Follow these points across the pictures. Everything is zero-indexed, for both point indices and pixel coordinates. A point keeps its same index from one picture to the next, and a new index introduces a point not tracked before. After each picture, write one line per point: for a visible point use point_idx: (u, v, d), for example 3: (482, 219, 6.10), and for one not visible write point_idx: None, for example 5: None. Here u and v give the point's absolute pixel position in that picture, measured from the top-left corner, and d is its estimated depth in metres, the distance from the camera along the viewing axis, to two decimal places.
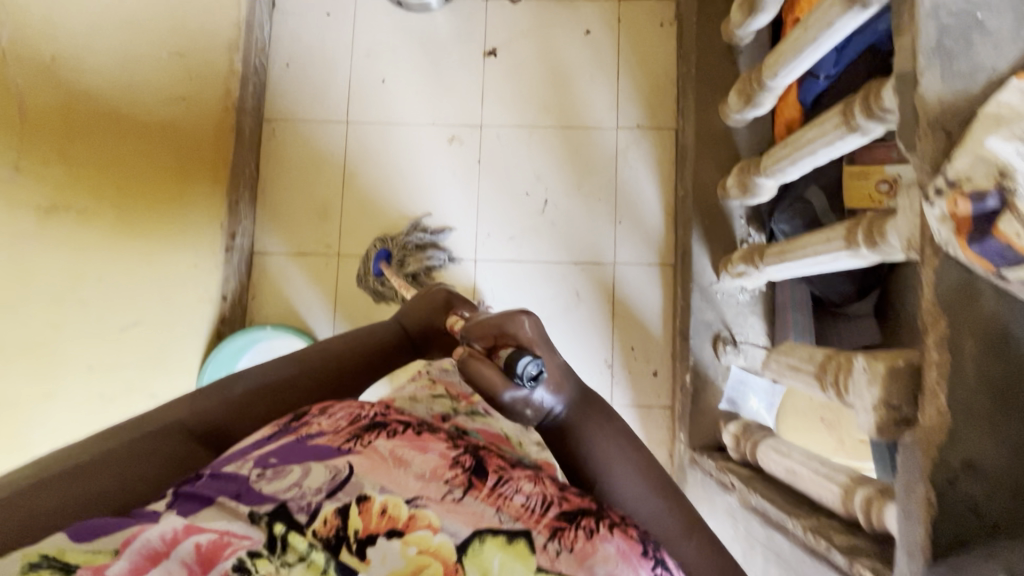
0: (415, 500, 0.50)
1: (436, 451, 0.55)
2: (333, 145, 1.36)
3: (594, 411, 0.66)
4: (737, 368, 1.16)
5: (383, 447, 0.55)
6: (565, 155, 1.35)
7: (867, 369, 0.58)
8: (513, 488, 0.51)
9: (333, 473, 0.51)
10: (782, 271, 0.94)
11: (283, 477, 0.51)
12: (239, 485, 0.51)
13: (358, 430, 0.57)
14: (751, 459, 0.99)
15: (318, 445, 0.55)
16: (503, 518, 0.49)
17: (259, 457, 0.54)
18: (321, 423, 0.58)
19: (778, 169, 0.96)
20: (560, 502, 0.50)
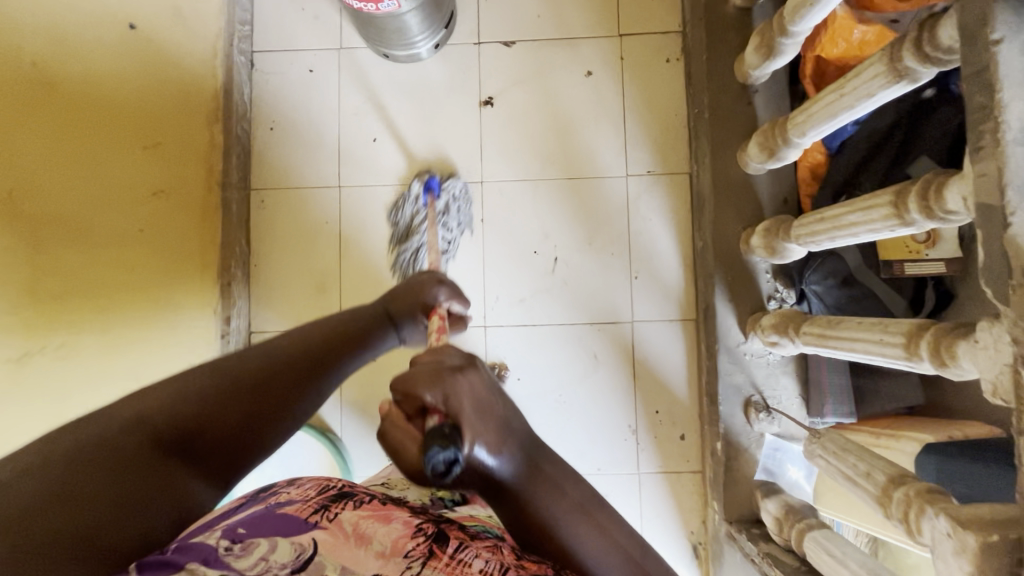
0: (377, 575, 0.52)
1: (398, 523, 0.58)
2: (327, 212, 1.28)
3: (544, 474, 0.54)
4: (772, 437, 1.10)
5: (347, 522, 0.57)
6: (573, 209, 1.26)
7: (952, 534, 0.51)
8: (471, 554, 0.55)
9: (299, 551, 0.52)
10: (820, 351, 0.88)
11: (249, 553, 0.50)
12: (206, 553, 0.49)
13: (326, 500, 0.59)
14: (797, 550, 0.92)
15: (285, 516, 0.55)
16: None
17: (223, 527, 0.53)
18: (288, 494, 0.60)
19: (809, 239, 0.89)
20: (517, 566, 0.53)
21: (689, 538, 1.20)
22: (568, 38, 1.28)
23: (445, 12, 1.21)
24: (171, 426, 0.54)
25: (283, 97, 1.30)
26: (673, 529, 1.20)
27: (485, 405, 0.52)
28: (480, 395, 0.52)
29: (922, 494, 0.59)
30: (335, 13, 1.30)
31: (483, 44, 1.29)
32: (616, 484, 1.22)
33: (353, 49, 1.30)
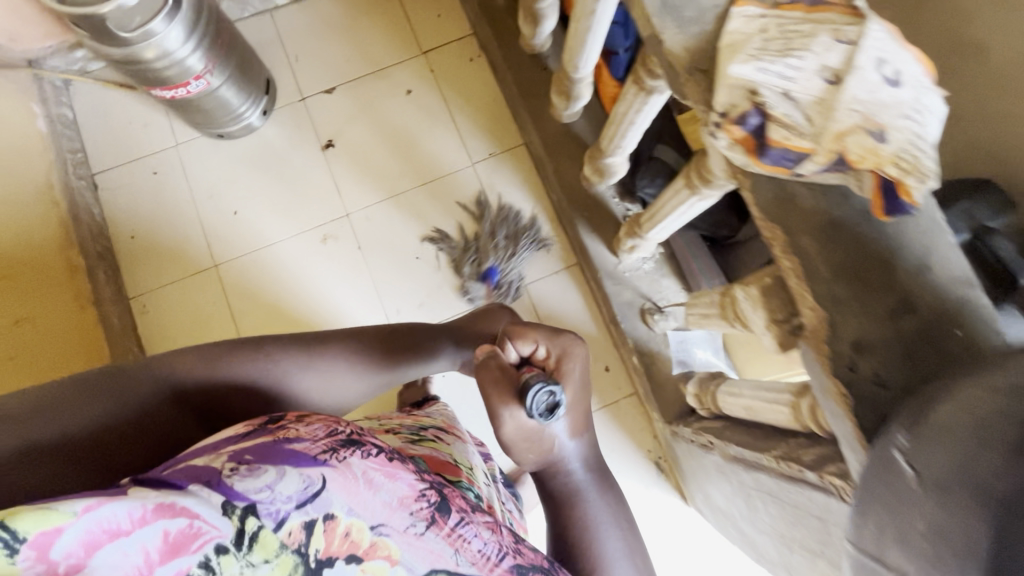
0: (380, 527, 0.47)
1: (409, 480, 0.50)
2: (212, 292, 1.31)
3: (602, 486, 0.72)
4: (674, 332, 1.18)
5: (359, 467, 0.48)
6: (438, 207, 1.36)
7: (744, 295, 0.61)
8: (473, 531, 0.51)
9: (307, 484, 0.44)
10: (661, 232, 0.99)
11: (256, 476, 0.42)
12: (210, 472, 0.42)
13: (338, 441, 0.48)
14: (718, 411, 0.99)
15: (295, 452, 0.46)
16: (460, 561, 0.49)
17: (233, 451, 0.45)
18: (298, 429, 0.49)
19: (615, 146, 1.02)
20: (516, 556, 0.53)
21: (649, 457, 1.25)
22: (380, 69, 1.42)
23: (261, 80, 1.31)
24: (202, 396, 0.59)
25: (136, 205, 1.34)
26: (633, 454, 1.25)
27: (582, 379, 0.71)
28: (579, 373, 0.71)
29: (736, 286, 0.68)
30: (165, 117, 1.38)
31: (308, 98, 1.40)
32: None
33: (190, 141, 1.37)
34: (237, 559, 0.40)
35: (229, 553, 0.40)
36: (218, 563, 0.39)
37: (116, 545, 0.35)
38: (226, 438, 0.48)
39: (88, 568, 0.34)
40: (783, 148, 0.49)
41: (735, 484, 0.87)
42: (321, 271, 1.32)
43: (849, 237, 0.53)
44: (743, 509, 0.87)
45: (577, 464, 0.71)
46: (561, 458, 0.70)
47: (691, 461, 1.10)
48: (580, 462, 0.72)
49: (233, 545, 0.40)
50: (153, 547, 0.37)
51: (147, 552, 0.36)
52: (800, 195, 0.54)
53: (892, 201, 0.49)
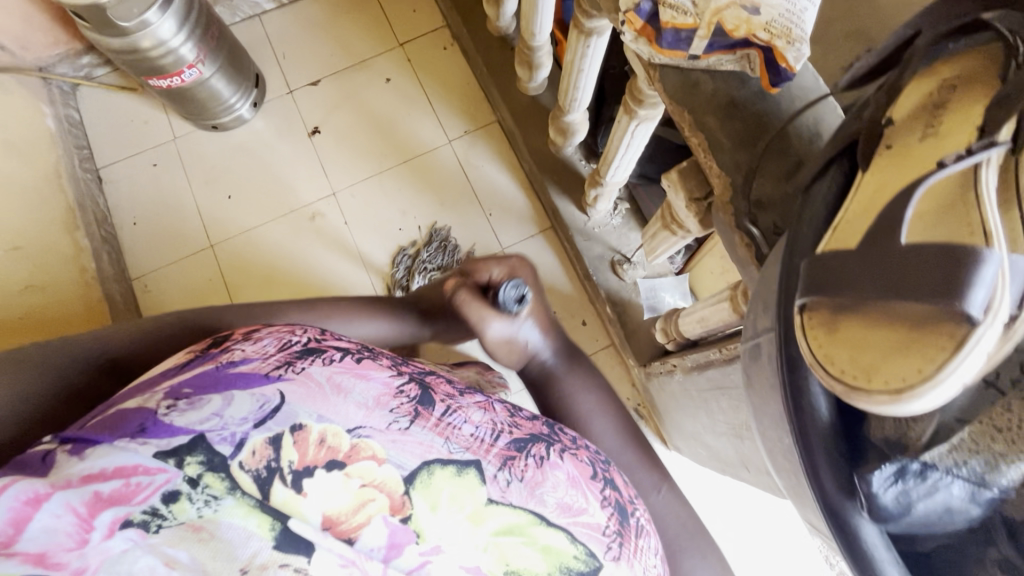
0: (358, 430, 0.48)
1: (380, 379, 0.54)
2: (208, 271, 1.39)
3: (582, 372, 0.77)
4: (643, 280, 1.25)
5: (320, 375, 0.51)
6: (419, 182, 1.44)
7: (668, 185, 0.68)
8: (461, 419, 0.55)
9: (263, 403, 0.46)
10: (619, 173, 1.07)
11: (200, 407, 0.44)
12: (144, 416, 0.42)
13: (291, 356, 0.51)
14: (682, 338, 1.04)
15: (242, 374, 0.48)
16: (453, 448, 0.51)
17: (170, 388, 0.46)
18: (244, 349, 0.51)
19: (572, 100, 1.10)
20: (511, 432, 0.57)
21: (629, 404, 1.29)
22: (361, 61, 1.53)
23: (250, 74, 1.42)
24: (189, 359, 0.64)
25: (137, 195, 1.44)
26: None
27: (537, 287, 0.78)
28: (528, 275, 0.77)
29: None
30: (163, 114, 1.49)
31: (295, 90, 1.51)
32: None
33: (187, 134, 1.48)
34: (193, 500, 0.39)
35: (181, 497, 0.39)
36: (170, 509, 0.38)
37: (44, 511, 0.34)
38: (162, 374, 0.49)
39: (21, 542, 0.33)
40: (674, 29, 0.57)
41: (695, 395, 0.92)
42: (310, 246, 1.40)
43: (746, 113, 0.60)
44: (705, 419, 0.92)
45: (547, 353, 0.76)
46: (533, 352, 0.76)
47: (664, 396, 1.14)
48: (551, 351, 0.76)
49: (185, 488, 0.39)
50: (81, 502, 0.35)
51: (75, 508, 0.35)
52: (703, 81, 0.62)
53: (774, 70, 0.56)
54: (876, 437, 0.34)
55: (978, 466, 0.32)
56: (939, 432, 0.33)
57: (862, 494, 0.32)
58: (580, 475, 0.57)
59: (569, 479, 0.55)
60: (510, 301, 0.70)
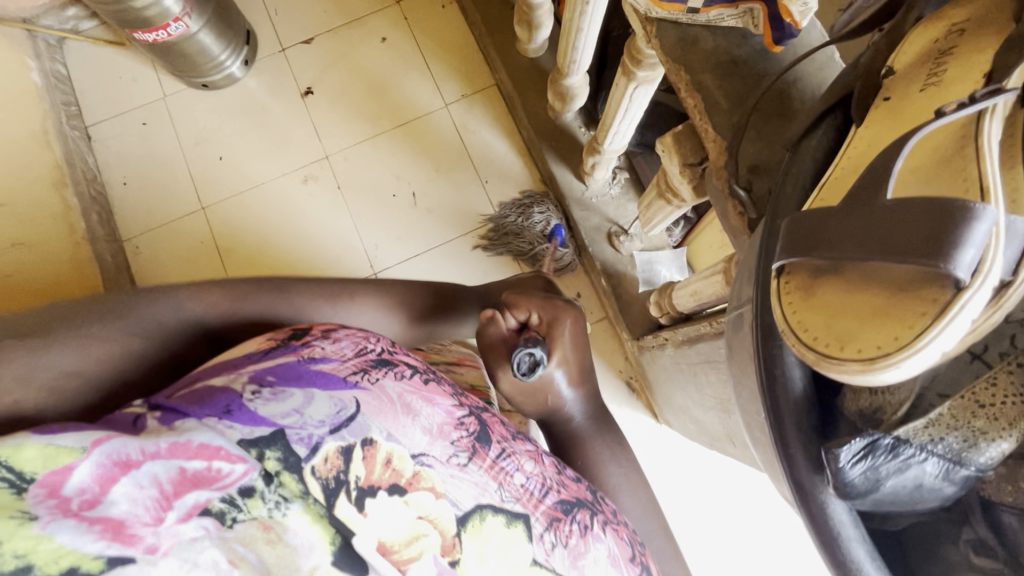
0: (421, 458, 0.48)
1: (444, 407, 0.53)
2: (199, 233, 1.37)
3: (608, 434, 0.74)
4: (639, 252, 1.22)
5: (392, 390, 0.50)
6: (414, 147, 1.40)
7: (661, 149, 0.64)
8: (513, 464, 0.54)
9: (341, 409, 0.46)
10: (618, 139, 1.03)
11: (282, 400, 0.44)
12: (228, 398, 0.43)
13: (367, 364, 0.51)
14: (675, 311, 1.03)
15: (322, 374, 0.48)
16: (505, 497, 0.51)
17: (254, 371, 0.46)
18: (324, 347, 0.51)
19: (570, 62, 1.06)
20: (559, 492, 0.56)
21: (620, 377, 1.29)
22: (355, 19, 1.47)
23: (239, 30, 1.37)
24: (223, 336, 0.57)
25: (128, 154, 1.41)
26: (605, 375, 1.29)
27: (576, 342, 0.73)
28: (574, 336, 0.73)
29: None
30: (152, 71, 1.45)
31: (287, 48, 1.46)
32: None
33: (177, 92, 1.44)
34: (265, 499, 0.40)
35: (254, 494, 0.39)
36: (245, 503, 0.39)
37: (131, 478, 0.35)
38: (245, 356, 0.49)
39: (103, 504, 0.34)
40: None
41: (685, 369, 0.90)
42: (302, 210, 1.38)
43: (746, 72, 0.57)
44: (694, 393, 0.90)
45: (579, 410, 0.74)
46: (559, 408, 0.73)
47: (656, 369, 1.13)
48: (583, 412, 0.74)
49: (260, 484, 0.40)
50: (167, 477, 0.37)
51: (161, 482, 0.36)
52: (702, 37, 0.58)
53: (777, 26, 0.53)
54: (851, 411, 0.35)
55: (956, 442, 0.31)
56: (917, 407, 0.34)
57: (830, 471, 0.31)
58: (621, 554, 0.55)
59: (609, 555, 0.54)
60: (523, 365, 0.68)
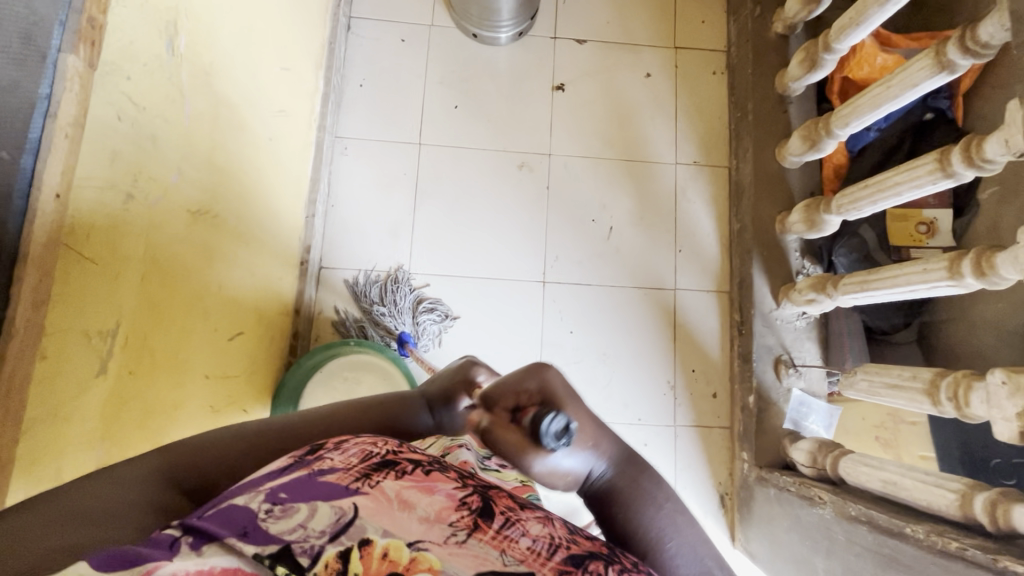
0: (418, 543, 0.42)
1: (444, 491, 0.47)
2: (405, 165, 1.38)
3: (637, 472, 0.61)
4: (799, 391, 1.24)
5: (391, 489, 0.46)
6: (630, 187, 1.41)
7: (1006, 380, 0.66)
8: (519, 530, 0.45)
9: (338, 515, 0.42)
10: (864, 299, 1.04)
11: (291, 515, 0.42)
12: (246, 516, 0.41)
13: (370, 467, 0.47)
14: (832, 474, 1.04)
15: (328, 484, 0.45)
16: (508, 561, 0.41)
17: (270, 489, 0.44)
18: (333, 457, 0.48)
19: (854, 207, 1.05)
20: (569, 547, 0.45)
21: (716, 488, 1.30)
22: (632, 45, 1.48)
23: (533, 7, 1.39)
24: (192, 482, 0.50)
25: (372, 60, 1.42)
26: (703, 480, 1.31)
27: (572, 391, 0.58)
28: (560, 383, 0.58)
29: (968, 375, 0.74)
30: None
31: (559, 40, 1.47)
32: (655, 434, 1.32)
33: (444, 28, 1.45)
34: None
35: None
36: None
37: None
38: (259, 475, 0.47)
39: None
40: None
41: (842, 541, 0.92)
42: (506, 192, 1.39)
43: None
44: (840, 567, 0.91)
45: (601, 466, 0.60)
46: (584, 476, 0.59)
47: (772, 507, 1.14)
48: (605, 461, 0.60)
49: None
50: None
51: None
52: None
53: None
54: None
55: None
56: None
57: None
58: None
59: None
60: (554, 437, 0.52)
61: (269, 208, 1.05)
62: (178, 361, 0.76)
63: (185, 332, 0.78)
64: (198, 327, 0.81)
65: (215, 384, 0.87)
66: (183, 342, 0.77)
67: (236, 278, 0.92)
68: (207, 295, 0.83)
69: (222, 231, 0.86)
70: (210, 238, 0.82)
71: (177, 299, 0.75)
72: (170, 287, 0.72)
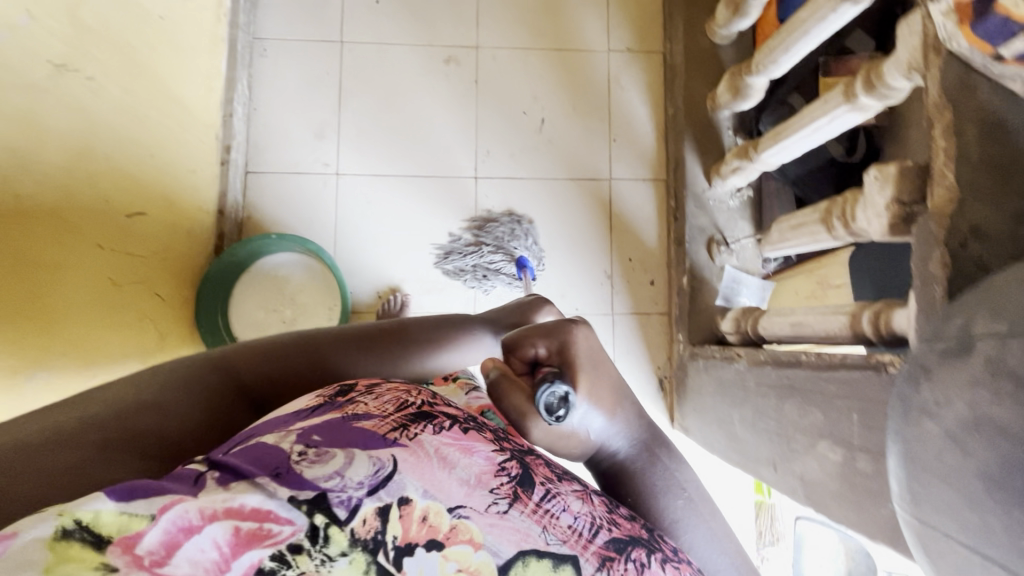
0: (459, 510, 0.46)
1: (483, 454, 0.50)
2: (328, 64, 1.34)
3: (658, 454, 0.65)
4: (731, 268, 1.23)
5: (430, 445, 0.49)
6: (561, 78, 1.37)
7: (877, 175, 0.64)
8: (560, 506, 0.50)
9: (377, 468, 0.45)
10: (780, 155, 1.02)
11: (325, 463, 0.44)
12: (278, 459, 0.43)
13: (405, 419, 0.51)
14: (752, 334, 1.04)
15: (365, 433, 0.48)
16: (551, 541, 0.47)
17: (301, 430, 0.47)
18: (368, 403, 0.52)
19: (770, 62, 1.03)
20: (610, 529, 0.51)
21: (655, 372, 1.31)
22: None
23: None
24: (260, 383, 0.60)
25: None
26: (642, 365, 1.32)
27: (596, 359, 0.63)
28: (596, 350, 0.63)
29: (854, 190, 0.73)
30: None
31: None
32: (593, 323, 1.32)
33: None
34: (312, 555, 0.40)
35: (303, 550, 0.40)
36: (293, 561, 0.39)
37: (193, 542, 0.37)
38: (288, 416, 0.50)
39: (169, 566, 0.36)
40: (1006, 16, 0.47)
41: (751, 386, 0.92)
42: (433, 88, 1.35)
43: (1012, 141, 0.56)
44: (750, 411, 0.92)
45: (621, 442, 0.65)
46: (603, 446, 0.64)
47: (701, 378, 1.15)
48: (626, 439, 0.65)
49: (309, 543, 0.40)
50: (225, 540, 0.38)
51: (218, 545, 0.37)
52: (982, 89, 0.57)
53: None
54: None
55: None
56: None
57: None
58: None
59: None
60: (551, 408, 0.57)
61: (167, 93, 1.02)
62: (56, 217, 0.76)
63: (62, 190, 0.77)
64: (79, 190, 0.80)
65: (118, 254, 0.88)
66: (58, 200, 0.76)
67: (129, 150, 0.90)
68: (86, 157, 0.81)
69: (100, 97, 0.84)
70: (83, 99, 0.80)
71: (40, 151, 0.73)
72: (29, 135, 0.71)
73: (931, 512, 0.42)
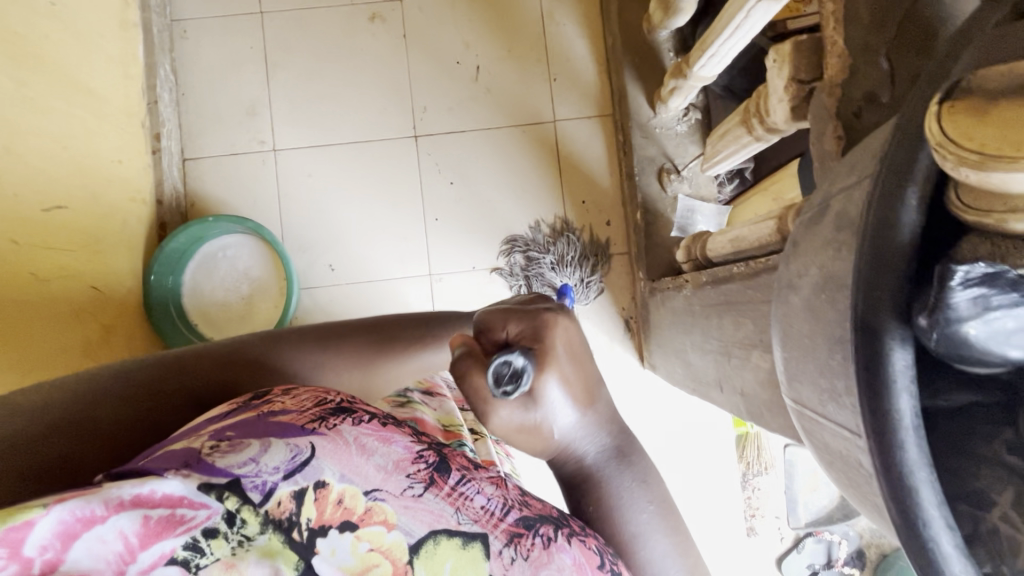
0: (375, 492, 0.41)
1: (404, 443, 0.45)
2: (250, 38, 1.29)
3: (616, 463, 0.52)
4: (684, 197, 1.19)
5: (349, 434, 0.43)
6: (494, 21, 1.31)
7: (774, 57, 0.59)
8: (476, 487, 0.44)
9: (294, 453, 0.40)
10: (714, 67, 0.96)
11: (239, 451, 0.39)
12: (188, 453, 0.38)
13: (326, 411, 0.45)
14: (701, 258, 1.01)
15: (280, 424, 0.42)
16: (462, 520, 0.42)
17: (215, 429, 0.42)
18: (284, 401, 0.46)
19: None
20: (523, 507, 0.45)
21: (621, 314, 1.29)
22: None
23: None
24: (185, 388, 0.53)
25: None
26: (606, 308, 1.29)
27: (574, 353, 0.50)
28: (574, 345, 0.50)
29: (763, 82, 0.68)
30: None
31: None
32: None
33: None
34: (228, 538, 0.37)
35: (220, 532, 0.37)
36: (209, 545, 0.36)
37: (93, 533, 0.33)
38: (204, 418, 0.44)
39: (67, 562, 0.32)
40: None
41: (696, 310, 0.89)
42: (362, 49, 1.30)
43: None
44: (697, 335, 0.90)
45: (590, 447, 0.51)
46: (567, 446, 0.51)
47: (659, 312, 1.13)
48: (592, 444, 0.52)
49: (224, 525, 0.37)
50: (132, 531, 0.34)
51: (126, 537, 0.34)
52: None
53: None
54: None
55: None
56: None
57: None
58: (589, 564, 0.43)
59: (574, 567, 0.42)
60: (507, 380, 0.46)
61: (72, 86, 1.01)
62: None
63: None
64: None
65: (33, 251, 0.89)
66: None
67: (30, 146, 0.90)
68: None
69: None
70: None
71: None
72: None
73: (800, 389, 0.38)
